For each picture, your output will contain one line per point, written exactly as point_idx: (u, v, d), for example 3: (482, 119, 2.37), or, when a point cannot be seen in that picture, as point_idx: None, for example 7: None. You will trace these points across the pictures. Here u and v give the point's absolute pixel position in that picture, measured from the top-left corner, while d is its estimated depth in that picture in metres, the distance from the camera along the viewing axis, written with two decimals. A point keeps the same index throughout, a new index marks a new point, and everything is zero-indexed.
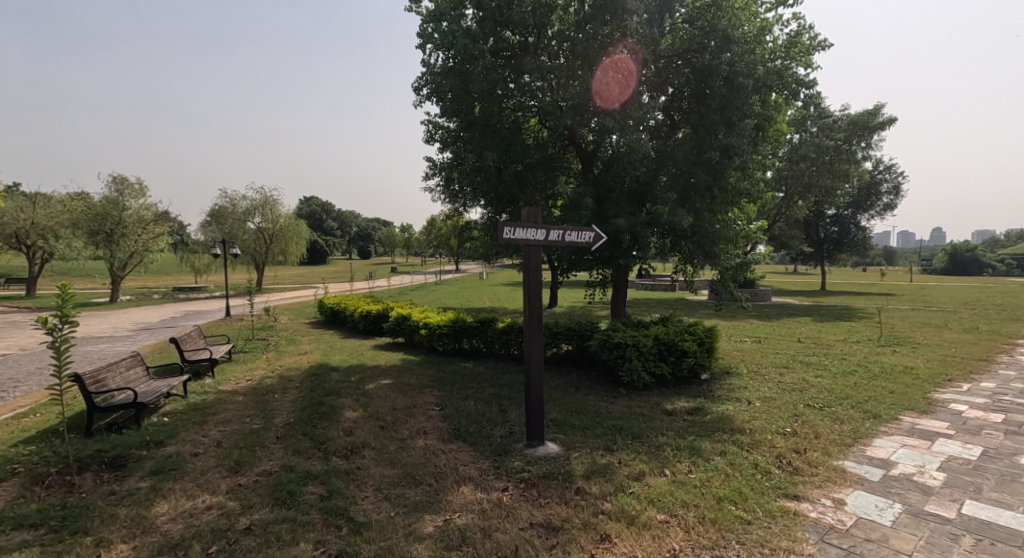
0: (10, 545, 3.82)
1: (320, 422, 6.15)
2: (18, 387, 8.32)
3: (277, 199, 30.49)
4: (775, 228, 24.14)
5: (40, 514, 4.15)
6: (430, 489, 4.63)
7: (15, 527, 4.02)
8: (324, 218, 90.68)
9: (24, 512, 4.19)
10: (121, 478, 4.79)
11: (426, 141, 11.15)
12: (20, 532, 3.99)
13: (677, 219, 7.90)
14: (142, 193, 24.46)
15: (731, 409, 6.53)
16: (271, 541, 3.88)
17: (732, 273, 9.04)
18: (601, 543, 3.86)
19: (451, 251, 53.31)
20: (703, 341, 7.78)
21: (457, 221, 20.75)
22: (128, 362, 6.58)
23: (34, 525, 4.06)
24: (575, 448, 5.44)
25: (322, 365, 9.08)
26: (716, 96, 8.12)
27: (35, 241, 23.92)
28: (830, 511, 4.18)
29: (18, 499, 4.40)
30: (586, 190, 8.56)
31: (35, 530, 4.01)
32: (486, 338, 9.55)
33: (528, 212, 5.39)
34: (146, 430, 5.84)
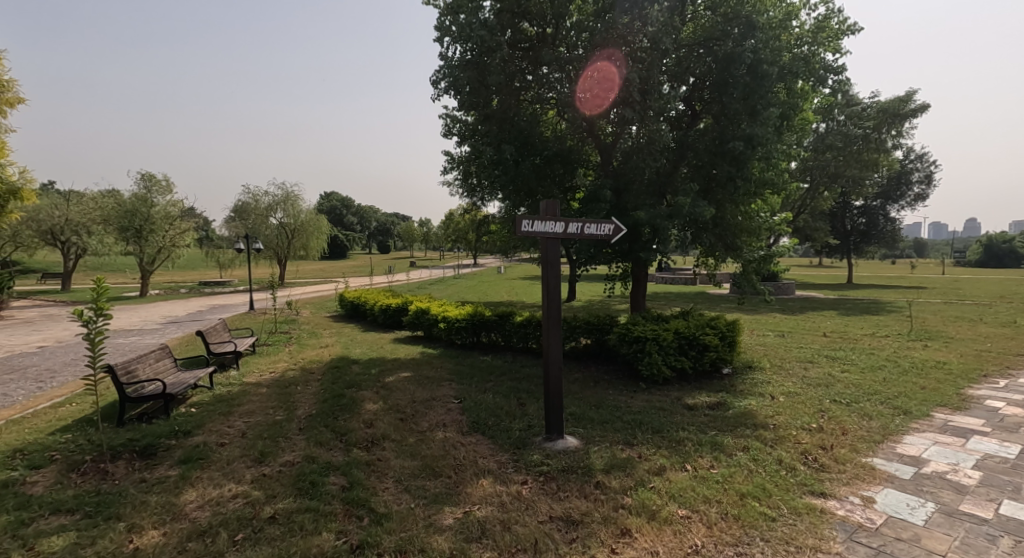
0: (48, 529, 3.93)
1: (340, 414, 6.22)
2: (54, 377, 8.60)
3: (298, 194, 30.91)
4: (799, 220, 23.65)
5: (75, 500, 4.27)
6: (449, 481, 4.65)
7: (52, 512, 4.14)
8: (344, 214, 91.52)
9: (61, 498, 4.31)
10: (151, 466, 4.90)
11: (444, 136, 11.17)
12: (57, 517, 4.10)
13: (698, 211, 7.77)
14: (169, 189, 25.01)
15: (754, 404, 6.41)
16: (295, 530, 3.93)
17: (755, 266, 8.67)
18: (621, 538, 3.83)
19: (470, 245, 53.39)
20: (725, 335, 7.66)
21: (474, 215, 20.77)
22: (157, 354, 6.72)
23: (70, 511, 4.18)
24: (594, 442, 5.41)
25: (342, 358, 9.17)
26: (739, 85, 7.86)
27: (69, 237, 24.67)
28: (859, 510, 4.07)
29: (55, 485, 4.53)
30: (605, 182, 8.46)
31: (71, 515, 4.12)
32: (504, 332, 9.54)
33: (546, 204, 5.34)
34: (175, 420, 5.96)
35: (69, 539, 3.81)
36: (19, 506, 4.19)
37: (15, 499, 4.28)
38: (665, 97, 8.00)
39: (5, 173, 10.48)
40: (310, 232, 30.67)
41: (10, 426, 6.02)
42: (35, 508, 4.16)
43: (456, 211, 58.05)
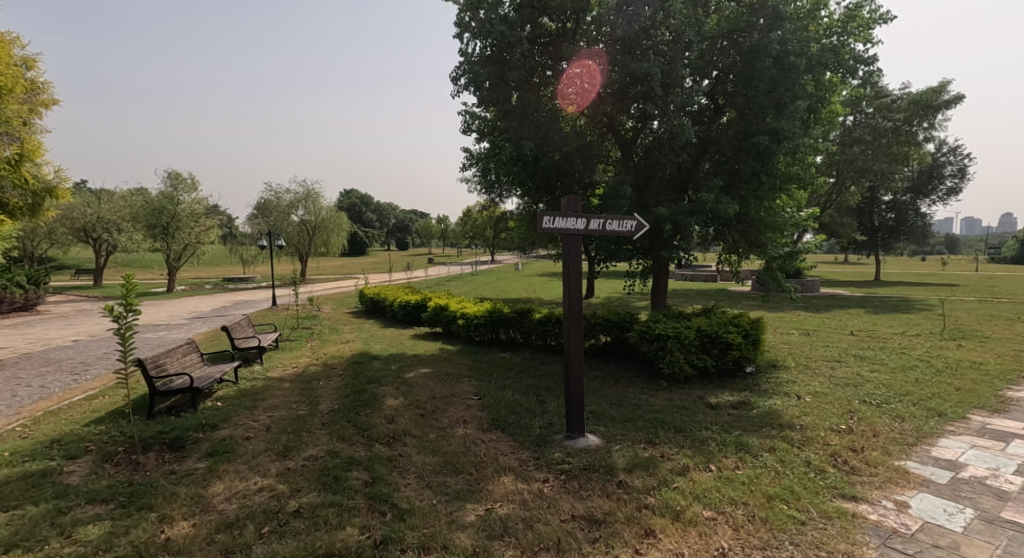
0: (83, 518, 4.03)
1: (362, 410, 6.28)
2: (88, 370, 8.85)
3: (319, 192, 31.27)
4: (825, 215, 23.20)
5: (109, 490, 4.38)
6: (471, 478, 4.66)
7: (87, 501, 4.25)
8: (363, 211, 92.29)
9: (96, 488, 4.42)
10: (180, 459, 5.01)
11: (464, 133, 11.19)
12: (93, 506, 4.21)
13: (722, 207, 7.61)
14: (194, 188, 25.47)
15: (780, 404, 6.29)
16: (319, 524, 3.97)
17: (780, 263, 8.60)
18: (645, 539, 3.79)
19: (488, 242, 53.54)
20: (748, 333, 7.54)
21: (493, 213, 20.85)
22: (184, 349, 6.84)
23: (105, 500, 4.28)
24: (615, 441, 5.37)
25: (363, 354, 9.26)
26: (765, 77, 7.68)
27: (100, 235, 25.32)
28: (893, 514, 3.97)
29: (90, 475, 4.65)
30: (626, 178, 8.36)
31: (105, 505, 4.22)
32: (523, 329, 9.51)
33: (567, 200, 5.28)
34: (202, 414, 6.08)
35: (103, 529, 3.91)
36: (56, 495, 4.31)
37: (53, 488, 4.40)
38: (687, 91, 7.81)
39: (40, 172, 10.78)
40: (330, 229, 31.08)
41: (47, 417, 6.20)
42: (72, 497, 4.28)
43: (474, 207, 58.37)
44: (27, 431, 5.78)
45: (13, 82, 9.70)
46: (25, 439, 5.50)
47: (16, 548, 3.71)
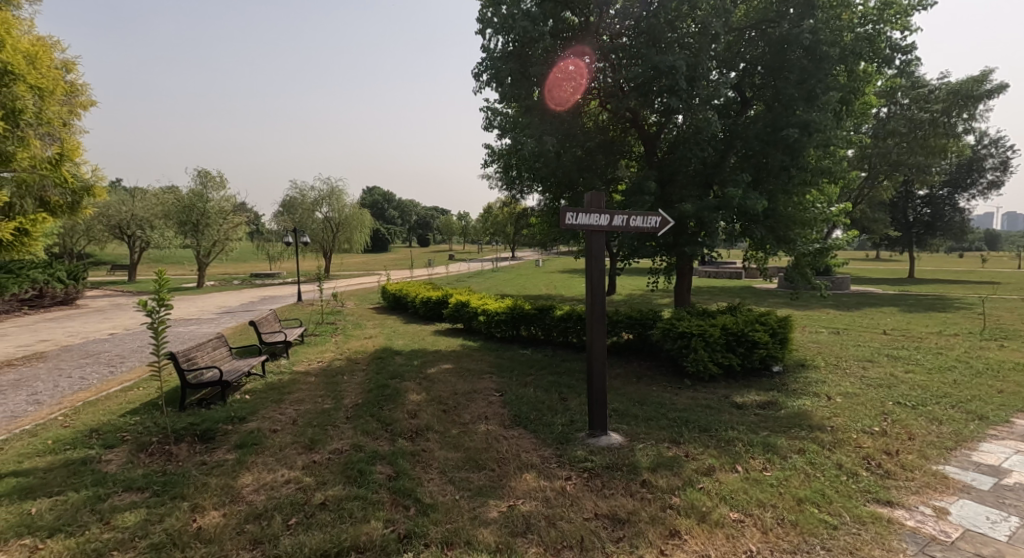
0: (121, 505, 4.15)
1: (385, 404, 6.33)
2: (124, 363, 9.12)
3: (343, 189, 31.64)
4: (857, 210, 22.63)
5: (145, 479, 4.50)
6: (493, 474, 4.66)
7: (124, 489, 4.37)
8: (385, 208, 93.15)
9: (132, 476, 4.55)
10: (211, 450, 5.11)
11: (485, 129, 11.18)
12: (129, 494, 4.33)
13: (749, 203, 7.42)
14: (223, 185, 26.00)
15: (809, 405, 6.13)
16: (345, 517, 4.01)
17: (810, 260, 8.36)
18: (670, 540, 3.73)
19: (509, 239, 53.56)
20: (776, 332, 7.37)
21: (514, 209, 20.85)
22: (213, 342, 6.98)
23: (141, 488, 4.40)
24: (638, 440, 5.30)
25: (386, 349, 9.35)
26: (796, 68, 7.50)
27: (134, 232, 26.07)
28: (931, 521, 3.84)
29: (126, 464, 4.79)
30: (649, 173, 8.23)
31: (141, 493, 4.34)
32: (544, 326, 9.47)
33: (591, 196, 5.22)
34: (231, 406, 6.21)
35: (140, 516, 4.01)
36: (96, 482, 4.44)
37: (92, 476, 4.54)
38: (714, 84, 7.67)
39: (79, 171, 11.16)
40: (354, 226, 31.46)
41: (87, 407, 6.41)
42: (110, 485, 4.40)
43: (495, 204, 58.36)
44: (68, 420, 5.98)
45: (54, 84, 10.00)
46: (66, 428, 5.70)
47: (60, 532, 3.84)
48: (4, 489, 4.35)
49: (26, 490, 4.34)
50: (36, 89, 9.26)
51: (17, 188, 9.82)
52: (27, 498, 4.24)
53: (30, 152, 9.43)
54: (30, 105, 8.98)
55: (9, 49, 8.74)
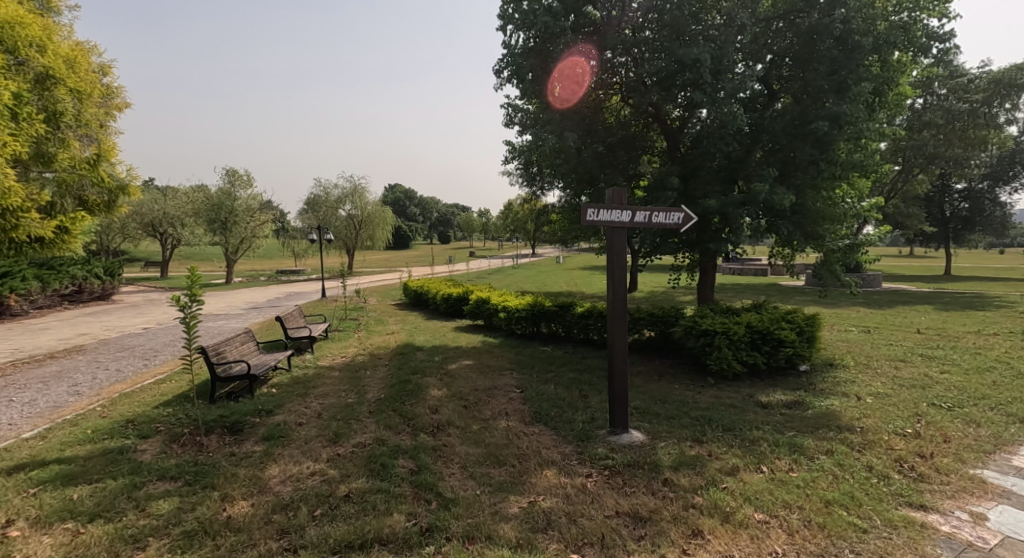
0: (155, 493, 4.25)
1: (407, 399, 6.37)
2: (157, 356, 9.36)
3: (366, 187, 31.96)
4: (890, 205, 22.01)
5: (177, 468, 4.61)
6: (514, 470, 4.65)
7: (158, 477, 4.49)
8: (407, 205, 93.91)
9: (165, 465, 4.67)
10: (239, 442, 5.21)
11: (506, 126, 11.16)
12: (163, 483, 4.44)
13: (776, 198, 7.25)
14: (250, 184, 26.49)
15: (837, 405, 5.99)
16: (368, 509, 4.04)
17: (839, 257, 8.19)
18: (693, 539, 3.68)
19: (529, 237, 53.54)
20: (802, 330, 7.21)
21: (535, 206, 20.81)
22: (241, 337, 7.11)
23: (174, 478, 4.51)
24: (660, 438, 5.24)
25: (408, 345, 9.41)
26: (825, 59, 7.30)
27: (166, 230, 26.76)
28: (967, 527, 3.72)
29: (160, 454, 4.91)
30: (672, 169, 8.09)
31: (174, 482, 4.45)
32: (565, 323, 9.43)
33: (613, 192, 5.16)
34: (258, 400, 6.32)
35: (173, 504, 4.11)
36: (132, 471, 4.57)
37: (129, 464, 4.67)
38: (739, 77, 7.47)
39: (115, 171, 11.37)
40: (376, 223, 31.76)
41: (122, 399, 6.60)
42: (145, 473, 4.52)
43: (515, 201, 58.38)
44: (105, 411, 6.17)
45: (92, 87, 10.27)
46: (104, 418, 5.87)
47: (98, 517, 3.95)
48: (46, 475, 4.50)
49: (67, 477, 4.49)
50: (75, 92, 9.59)
51: (58, 188, 10.01)
52: (68, 485, 4.38)
53: (70, 153, 9.70)
54: (70, 108, 9.33)
55: (50, 54, 9.02)
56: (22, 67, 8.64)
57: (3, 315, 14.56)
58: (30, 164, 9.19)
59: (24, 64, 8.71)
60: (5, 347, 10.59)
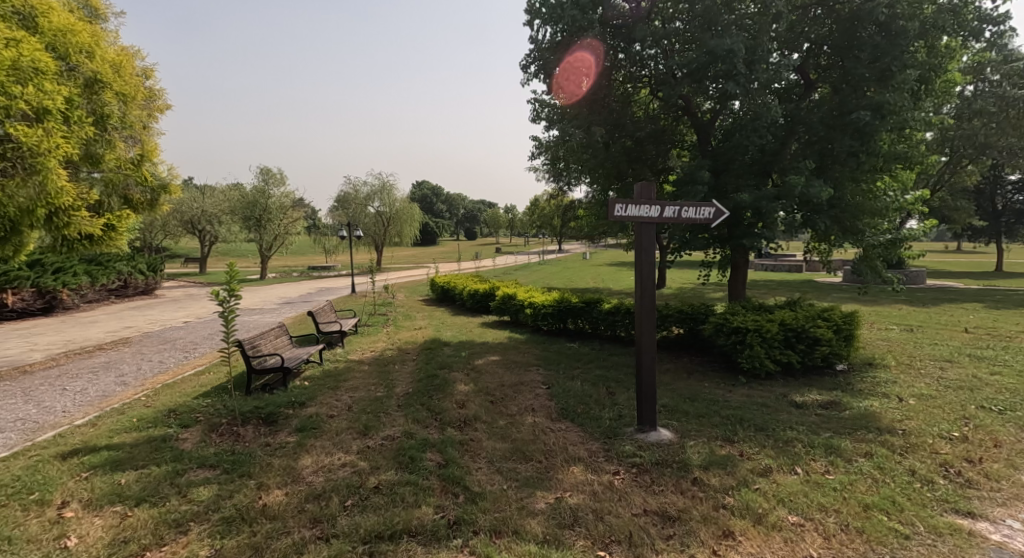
0: (196, 480, 4.38)
1: (435, 394, 6.41)
2: (197, 349, 9.66)
3: (394, 183, 32.35)
4: (936, 198, 21.22)
5: (216, 457, 4.74)
6: (540, 466, 4.63)
7: (198, 465, 4.62)
8: (435, 202, 94.64)
9: (205, 454, 4.80)
10: (274, 432, 5.33)
11: (533, 121, 11.10)
12: (203, 470, 4.57)
13: (812, 191, 7.02)
14: (283, 182, 27.10)
15: (877, 406, 5.79)
16: (397, 501, 4.08)
17: (880, 252, 7.90)
18: (724, 540, 3.60)
19: (556, 233, 53.38)
20: (840, 328, 6.99)
21: (562, 202, 20.75)
22: (275, 331, 7.27)
23: (213, 466, 4.63)
24: (689, 436, 5.15)
25: (435, 340, 9.49)
26: (867, 46, 7.02)
27: (204, 227, 27.58)
28: (1019, 536, 3.55)
29: (200, 442, 5.06)
30: (702, 162, 7.91)
31: (213, 470, 4.57)
32: (592, 320, 9.35)
33: (641, 187, 5.07)
34: (292, 392, 6.45)
35: (212, 491, 4.23)
36: (174, 458, 4.71)
37: (171, 452, 4.82)
38: (775, 66, 7.25)
39: (157, 171, 11.68)
40: (404, 219, 32.07)
41: (165, 389, 6.83)
42: (186, 461, 4.66)
43: (542, 197, 58.30)
44: (149, 400, 6.39)
45: (135, 90, 10.60)
46: (148, 407, 6.08)
47: (144, 502, 4.09)
48: (96, 461, 4.68)
49: (115, 462, 4.66)
50: (121, 96, 9.87)
51: (105, 188, 10.18)
52: (116, 470, 4.54)
53: (116, 154, 9.97)
54: (115, 111, 9.56)
55: (97, 58, 9.27)
56: (73, 72, 8.89)
57: (55, 308, 15.21)
58: (81, 165, 9.35)
59: (74, 69, 8.98)
60: (57, 338, 11.09)
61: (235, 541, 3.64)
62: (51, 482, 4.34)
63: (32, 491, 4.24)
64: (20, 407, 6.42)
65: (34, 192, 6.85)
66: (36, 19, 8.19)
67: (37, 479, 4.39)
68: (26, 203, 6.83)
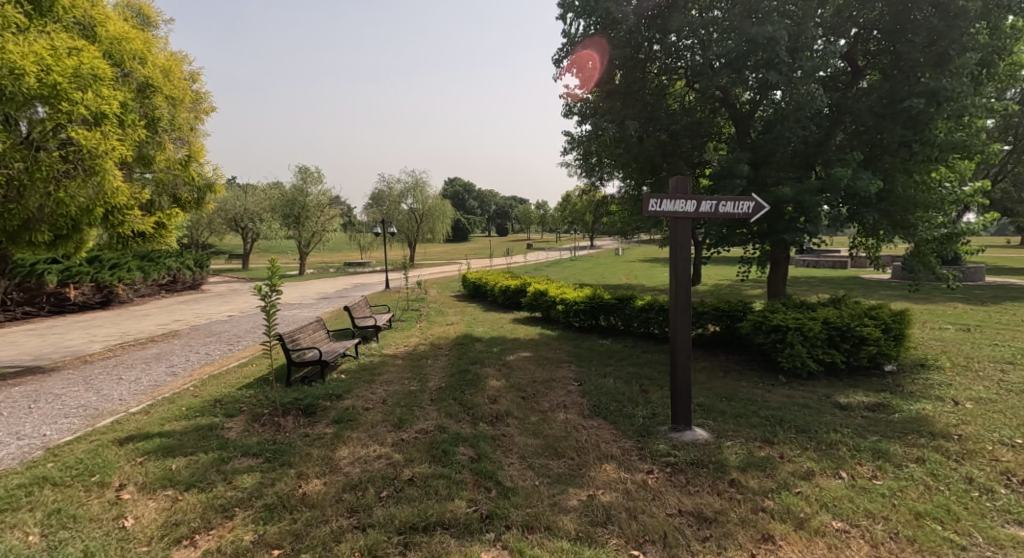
0: (240, 468, 4.50)
1: (467, 389, 6.43)
2: (240, 342, 9.96)
3: (427, 180, 32.63)
4: (997, 189, 20.07)
5: (258, 446, 4.86)
6: (572, 463, 4.58)
7: (242, 453, 4.75)
8: (467, 199, 95.22)
9: (248, 443, 4.93)
10: (313, 423, 5.44)
11: (565, 116, 10.97)
12: (247, 458, 4.69)
13: (860, 183, 6.73)
14: (320, 180, 27.67)
15: (930, 409, 5.51)
16: (430, 493, 4.10)
17: (934, 247, 7.51)
18: (763, 544, 3.49)
19: (588, 229, 52.96)
20: (889, 327, 6.68)
21: (594, 198, 20.53)
22: (314, 325, 7.42)
23: (256, 454, 4.76)
24: (726, 436, 5.01)
25: (468, 335, 9.53)
26: (922, 28, 6.70)
27: (246, 225, 28.45)
28: None
29: (244, 432, 5.20)
30: (741, 155, 7.67)
31: (256, 459, 4.69)
32: (624, 316, 9.23)
33: (676, 181, 4.95)
34: (330, 385, 6.58)
35: (255, 478, 4.34)
36: (220, 446, 4.86)
37: (217, 440, 4.97)
38: (820, 54, 6.96)
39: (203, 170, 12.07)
40: (437, 216, 32.30)
41: (211, 380, 7.07)
42: (231, 449, 4.80)
43: (574, 193, 57.95)
44: (197, 390, 6.61)
45: (184, 93, 10.94)
46: (196, 397, 6.30)
47: (193, 487, 4.23)
48: (149, 447, 4.87)
49: (166, 449, 4.83)
50: (170, 99, 10.18)
51: (156, 187, 10.54)
52: (167, 456, 4.71)
53: (166, 155, 10.31)
54: (165, 114, 9.84)
55: (148, 64, 9.55)
56: (128, 78, 9.25)
57: (111, 302, 15.95)
58: (134, 166, 9.76)
59: (128, 75, 9.36)
60: (114, 330, 11.63)
61: (277, 528, 3.72)
62: (110, 466, 4.54)
63: (93, 473, 4.44)
64: (80, 394, 6.75)
65: (93, 192, 7.19)
66: (94, 28, 8.62)
67: (97, 462, 4.59)
68: (86, 202, 7.18)
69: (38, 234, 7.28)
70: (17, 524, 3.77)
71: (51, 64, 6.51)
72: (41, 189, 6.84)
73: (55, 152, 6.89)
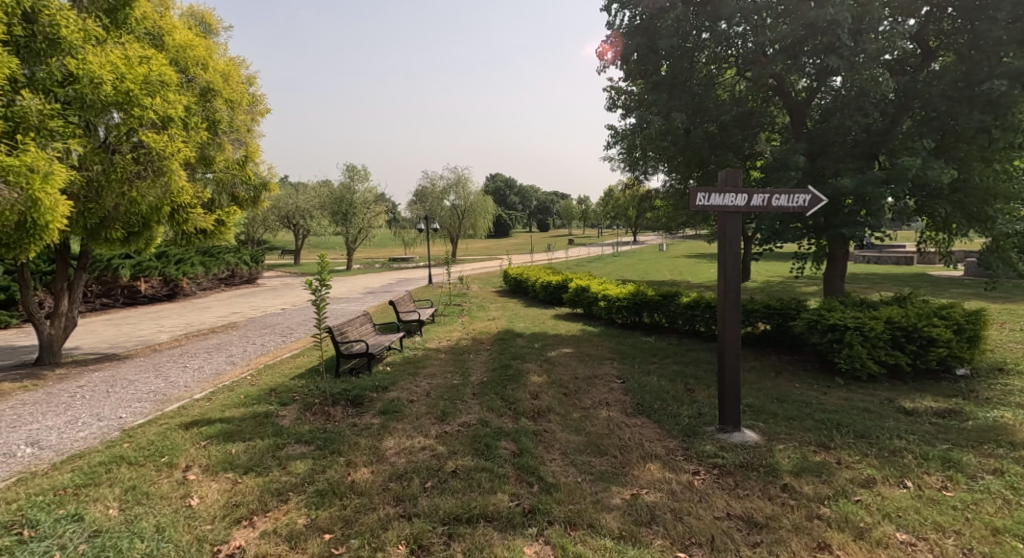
0: (293, 454, 4.64)
1: (509, 384, 6.42)
2: (292, 334, 10.29)
3: (469, 177, 32.85)
4: None
5: (310, 434, 5.00)
6: (616, 461, 4.50)
7: (295, 441, 4.89)
8: (509, 195, 95.43)
9: (301, 431, 5.08)
10: (360, 414, 5.54)
11: (610, 109, 10.78)
12: (300, 446, 4.83)
13: (928, 173, 6.31)
14: (367, 177, 28.25)
15: (1008, 417, 5.11)
16: (474, 485, 4.11)
17: (1014, 242, 6.96)
18: (819, 552, 3.32)
19: (632, 225, 52.11)
20: (961, 328, 6.25)
21: (639, 193, 20.14)
22: (360, 318, 7.58)
23: (308, 442, 4.89)
24: (778, 439, 4.80)
25: (509, 330, 9.53)
26: (1006, 3, 6.17)
27: (298, 222, 29.42)
28: None
29: (296, 419, 5.36)
30: (796, 145, 7.32)
31: (308, 446, 4.82)
32: (668, 313, 9.02)
33: (726, 173, 4.76)
34: (376, 376, 6.70)
35: (307, 464, 4.46)
36: (275, 433, 5.03)
37: (272, 427, 5.15)
38: (886, 36, 6.54)
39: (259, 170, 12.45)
40: (479, 212, 32.47)
41: (266, 369, 7.33)
42: (284, 436, 4.95)
43: (617, 188, 57.11)
44: (254, 379, 6.86)
45: (241, 96, 11.30)
46: (253, 385, 6.54)
47: (251, 471, 4.39)
48: (211, 431, 5.08)
49: (226, 434, 5.03)
50: (229, 102, 10.60)
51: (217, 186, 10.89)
52: (227, 441, 4.91)
53: (225, 156, 10.71)
54: (224, 116, 10.31)
55: (210, 69, 10.00)
56: (192, 84, 9.69)
57: (176, 295, 16.80)
58: (197, 166, 10.15)
59: (193, 80, 9.78)
60: (179, 321, 12.25)
61: (328, 513, 3.81)
62: (177, 448, 4.76)
63: (162, 454, 4.67)
64: (150, 380, 7.12)
65: (162, 192, 7.51)
66: (163, 37, 9.00)
67: (166, 445, 4.83)
68: (155, 202, 7.51)
69: (114, 231, 7.61)
70: (97, 497, 3.99)
71: (125, 73, 6.86)
72: (117, 189, 7.21)
73: (128, 154, 7.28)
